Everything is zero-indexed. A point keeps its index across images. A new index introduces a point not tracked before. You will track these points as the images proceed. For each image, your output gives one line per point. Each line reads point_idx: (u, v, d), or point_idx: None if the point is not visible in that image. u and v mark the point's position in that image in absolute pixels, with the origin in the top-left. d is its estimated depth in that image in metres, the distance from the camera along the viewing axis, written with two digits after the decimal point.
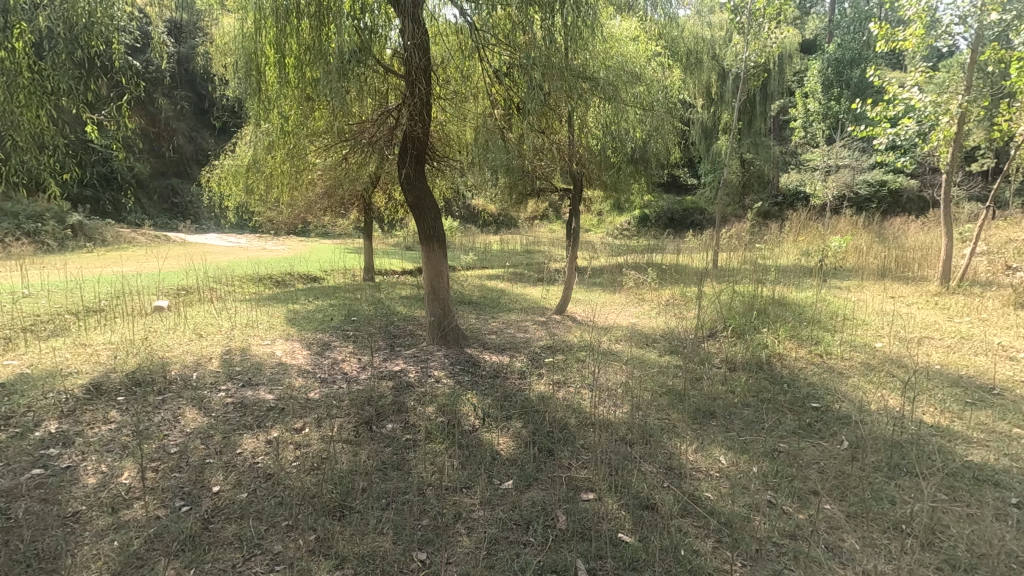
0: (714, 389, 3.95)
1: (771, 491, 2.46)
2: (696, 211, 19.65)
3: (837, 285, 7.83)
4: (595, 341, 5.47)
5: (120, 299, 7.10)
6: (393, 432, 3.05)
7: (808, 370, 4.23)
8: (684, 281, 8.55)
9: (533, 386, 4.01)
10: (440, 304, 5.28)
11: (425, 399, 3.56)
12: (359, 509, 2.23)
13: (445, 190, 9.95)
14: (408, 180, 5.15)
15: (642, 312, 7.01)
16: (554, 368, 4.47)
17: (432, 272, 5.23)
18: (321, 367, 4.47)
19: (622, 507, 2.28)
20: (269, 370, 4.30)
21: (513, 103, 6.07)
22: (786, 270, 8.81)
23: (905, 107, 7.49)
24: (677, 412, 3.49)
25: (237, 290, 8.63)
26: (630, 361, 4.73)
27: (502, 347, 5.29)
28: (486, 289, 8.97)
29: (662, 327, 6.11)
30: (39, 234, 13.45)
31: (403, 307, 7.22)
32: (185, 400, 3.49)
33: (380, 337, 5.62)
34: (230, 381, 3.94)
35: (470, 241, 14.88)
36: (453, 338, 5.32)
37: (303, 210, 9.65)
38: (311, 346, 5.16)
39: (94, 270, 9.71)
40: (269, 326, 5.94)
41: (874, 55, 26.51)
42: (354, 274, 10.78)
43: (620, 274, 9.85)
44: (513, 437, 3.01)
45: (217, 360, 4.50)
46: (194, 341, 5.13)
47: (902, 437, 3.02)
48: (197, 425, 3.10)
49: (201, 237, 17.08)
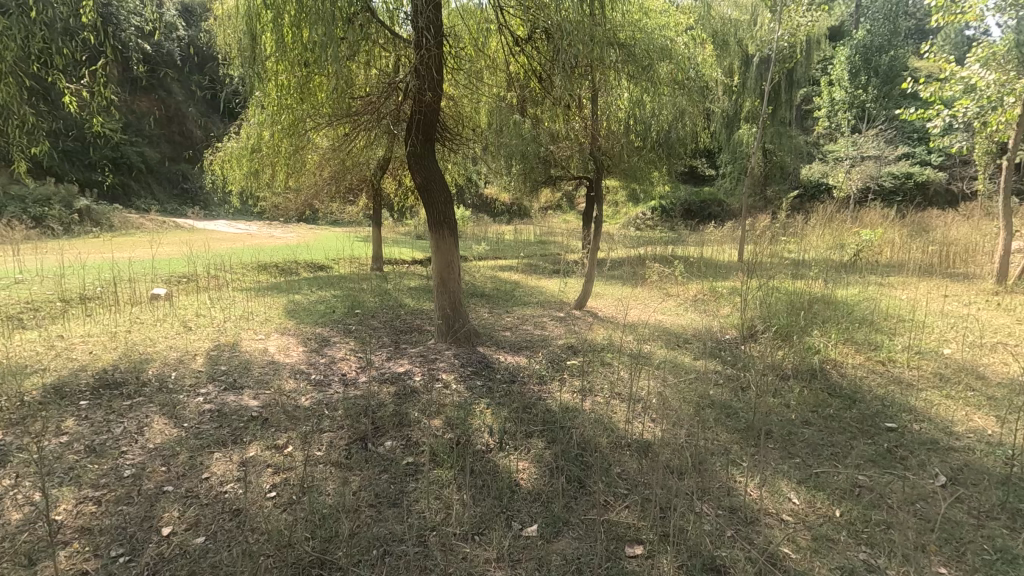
0: (763, 401, 3.42)
1: (865, 547, 1.94)
2: (716, 203, 19.03)
3: (881, 281, 7.23)
4: (621, 341, 4.95)
5: (112, 287, 6.70)
6: (391, 452, 2.57)
7: (872, 380, 3.67)
8: (712, 276, 7.98)
9: (555, 394, 3.51)
10: (450, 296, 4.78)
11: (431, 410, 3.07)
12: (342, 567, 1.76)
13: (458, 177, 9.43)
14: (417, 158, 4.63)
15: (668, 308, 6.49)
16: (578, 372, 3.97)
17: (441, 261, 4.73)
18: (316, 368, 3.99)
19: (680, 570, 1.79)
20: (258, 370, 3.83)
21: (536, 75, 5.51)
22: (821, 264, 8.22)
23: (965, 87, 6.83)
24: (726, 430, 2.98)
25: (239, 278, 8.21)
26: (662, 365, 4.23)
27: (519, 346, 4.81)
28: (500, 281, 8.48)
29: (694, 327, 5.57)
30: (45, 218, 13.18)
31: (411, 299, 6.73)
32: (155, 407, 3.03)
33: (386, 332, 5.15)
34: (212, 383, 3.49)
35: (482, 231, 14.38)
36: (464, 337, 4.81)
37: (309, 195, 9.19)
38: (308, 342, 4.70)
39: (91, 255, 9.31)
40: (266, 319, 5.50)
41: (904, 43, 25.50)
42: (362, 262, 10.32)
43: (642, 267, 9.27)
44: (535, 461, 2.51)
45: (204, 357, 4.06)
46: (182, 334, 4.69)
47: (1008, 473, 2.48)
48: (161, 440, 2.63)
49: (209, 223, 16.75)
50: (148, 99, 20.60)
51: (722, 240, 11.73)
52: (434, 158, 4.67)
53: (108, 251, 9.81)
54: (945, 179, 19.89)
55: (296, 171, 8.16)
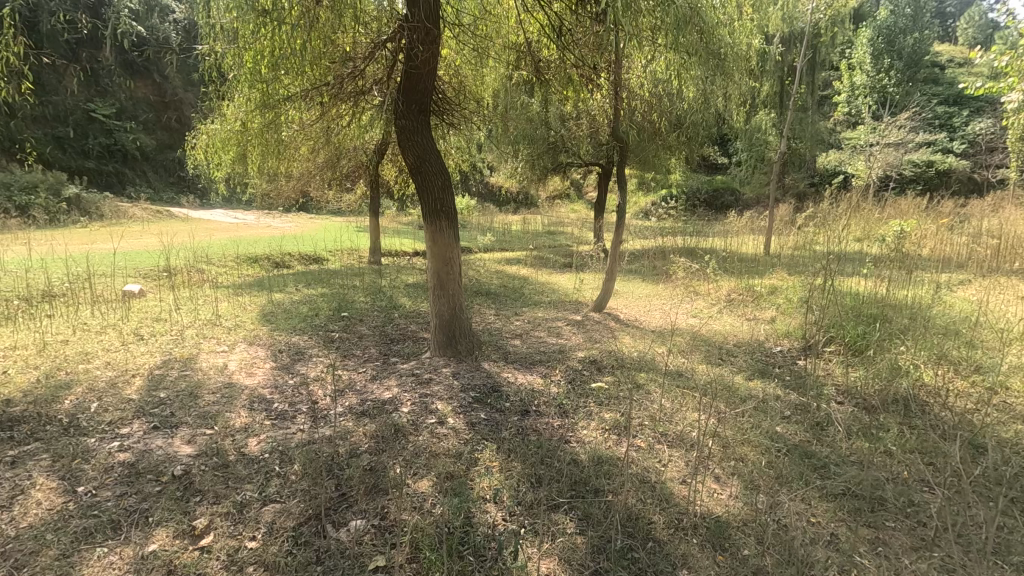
0: (855, 447, 2.61)
1: None
2: (729, 193, 18.16)
3: (941, 274, 6.38)
4: (653, 355, 4.14)
5: (76, 283, 5.99)
6: (358, 542, 1.82)
7: (989, 418, 2.85)
8: (745, 272, 7.14)
9: (582, 435, 2.72)
10: (448, 300, 3.96)
11: (419, 466, 2.30)
12: None
13: (462, 164, 8.62)
14: (407, 131, 3.78)
15: (699, 311, 5.72)
16: (607, 401, 3.19)
17: (439, 257, 3.91)
18: (281, 395, 3.20)
19: None
20: (204, 397, 3.04)
21: (557, 29, 4.67)
22: (860, 259, 7.42)
23: None
24: (821, 496, 2.19)
25: (224, 272, 7.48)
26: (710, 387, 3.44)
27: (532, 361, 4.00)
28: (507, 277, 7.70)
29: (735, 335, 4.74)
30: (30, 207, 12.43)
31: (407, 299, 5.94)
32: (46, 460, 2.27)
33: (374, 342, 4.37)
34: (138, 419, 2.70)
35: (488, 221, 13.54)
36: (465, 349, 3.99)
37: (300, 181, 8.40)
38: (279, 356, 3.91)
39: (66, 246, 8.56)
40: (238, 324, 4.73)
41: (924, 27, 24.45)
42: (360, 255, 9.56)
43: (663, 261, 8.42)
44: (564, 562, 1.77)
45: (143, 379, 3.27)
46: (130, 346, 3.92)
47: None
48: (32, 519, 1.88)
49: (205, 212, 16.05)
50: (143, 84, 19.83)
51: (747, 230, 10.84)
52: (431, 137, 3.86)
53: (86, 242, 9.06)
54: (967, 168, 18.81)
55: (283, 155, 7.37)
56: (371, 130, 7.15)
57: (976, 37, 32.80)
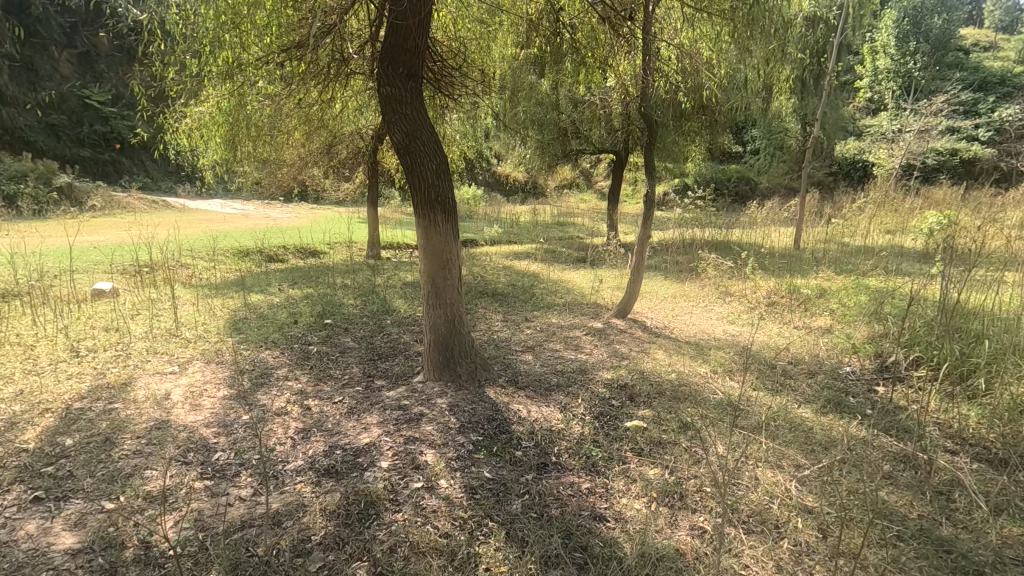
0: (1005, 535, 1.87)
1: None
2: (747, 182, 17.27)
3: (1008, 271, 5.57)
4: (696, 378, 3.37)
5: (34, 281, 5.32)
6: None
7: None
8: (779, 269, 6.40)
9: (624, 510, 1.99)
10: (446, 312, 3.20)
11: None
12: None
13: (467, 150, 7.86)
14: (392, 101, 3.01)
15: (736, 317, 4.97)
16: (650, 450, 2.45)
17: (436, 259, 3.15)
18: (228, 437, 2.47)
19: None
20: (122, 446, 2.32)
21: None
22: (904, 256, 6.67)
23: None
24: None
25: (206, 268, 6.78)
26: (779, 427, 2.69)
27: (549, 384, 3.26)
28: (515, 273, 6.97)
29: (787, 349, 3.98)
30: (16, 197, 11.78)
31: (402, 302, 5.18)
32: None
33: (360, 359, 3.63)
34: (18, 486, 1.99)
35: (495, 211, 12.75)
36: (466, 371, 3.24)
37: (289, 166, 7.65)
38: (238, 379, 3.18)
39: (38, 238, 7.85)
40: (199, 336, 3.99)
41: (950, 9, 23.28)
42: (357, 248, 8.81)
43: (687, 255, 7.65)
44: None
45: (52, 417, 2.56)
46: (59, 367, 3.24)
47: None
48: None
49: (202, 202, 15.32)
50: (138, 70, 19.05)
51: (772, 221, 10.03)
52: (423, 110, 3.09)
53: (62, 234, 8.34)
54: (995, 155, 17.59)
55: (267, 139, 6.62)
56: (363, 109, 6.39)
57: (999, 21, 31.66)
